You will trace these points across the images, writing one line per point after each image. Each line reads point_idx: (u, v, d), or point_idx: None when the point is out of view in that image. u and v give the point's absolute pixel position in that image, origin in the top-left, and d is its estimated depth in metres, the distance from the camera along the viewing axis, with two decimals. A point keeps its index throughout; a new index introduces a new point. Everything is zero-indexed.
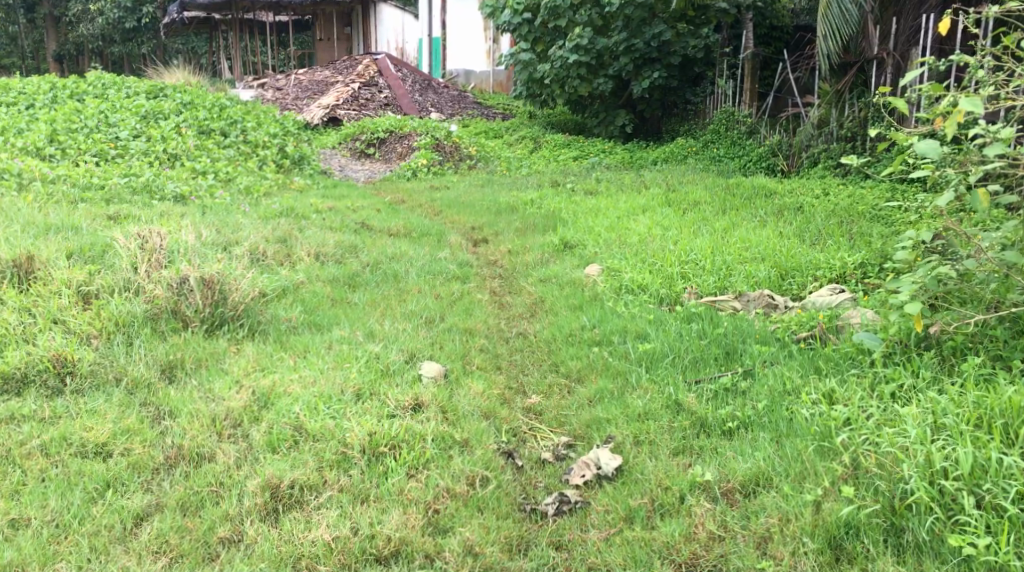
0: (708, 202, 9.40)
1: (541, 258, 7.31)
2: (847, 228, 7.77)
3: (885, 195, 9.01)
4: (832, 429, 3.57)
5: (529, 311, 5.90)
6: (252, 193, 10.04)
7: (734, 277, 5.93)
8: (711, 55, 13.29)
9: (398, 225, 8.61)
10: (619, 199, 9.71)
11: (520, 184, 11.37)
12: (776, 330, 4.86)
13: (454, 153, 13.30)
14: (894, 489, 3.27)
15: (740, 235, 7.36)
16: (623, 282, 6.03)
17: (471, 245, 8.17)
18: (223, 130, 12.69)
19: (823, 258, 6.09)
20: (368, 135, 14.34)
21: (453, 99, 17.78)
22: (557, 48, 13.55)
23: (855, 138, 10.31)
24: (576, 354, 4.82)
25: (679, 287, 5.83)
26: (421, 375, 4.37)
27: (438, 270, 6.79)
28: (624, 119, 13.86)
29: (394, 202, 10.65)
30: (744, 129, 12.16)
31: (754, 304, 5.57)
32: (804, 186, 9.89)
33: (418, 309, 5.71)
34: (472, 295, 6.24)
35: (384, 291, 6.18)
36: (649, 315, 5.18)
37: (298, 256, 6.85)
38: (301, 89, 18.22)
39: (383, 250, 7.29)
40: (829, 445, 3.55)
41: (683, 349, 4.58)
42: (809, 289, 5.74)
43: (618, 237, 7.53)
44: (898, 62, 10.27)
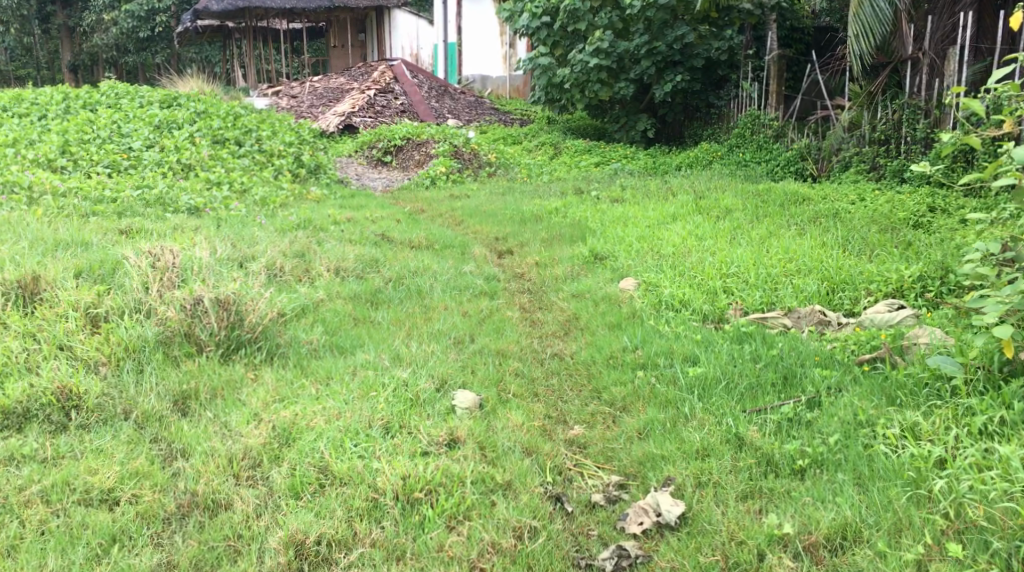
0: (740, 209, 9.04)
1: (571, 270, 6.97)
2: (892, 237, 7.41)
3: (925, 200, 8.62)
4: (927, 474, 3.27)
5: (563, 329, 5.56)
6: (268, 204, 9.73)
7: (781, 292, 5.62)
8: (735, 57, 12.91)
9: (419, 236, 8.29)
10: (647, 207, 9.36)
11: (542, 192, 11.03)
12: (836, 350, 4.56)
13: (473, 160, 12.98)
14: (1013, 548, 2.97)
15: (780, 245, 6.99)
16: (663, 297, 5.69)
17: (496, 257, 7.83)
18: (238, 140, 12.40)
19: (876, 271, 5.77)
20: (386, 142, 14.05)
21: (469, 105, 17.48)
22: (576, 52, 13.21)
23: (889, 141, 9.89)
24: (619, 379, 4.47)
25: (723, 304, 5.50)
26: (455, 405, 4.03)
27: (464, 286, 6.45)
28: (645, 123, 13.51)
29: (413, 212, 10.33)
30: (770, 133, 11.70)
31: (805, 321, 5.25)
32: (837, 191, 9.51)
33: (445, 328, 5.38)
34: (501, 311, 5.90)
35: (409, 309, 5.85)
36: (695, 335, 4.84)
37: (317, 271, 6.52)
38: (316, 97, 17.95)
39: (406, 264, 6.96)
40: (926, 493, 3.24)
41: (737, 375, 4.24)
42: (863, 304, 5.43)
43: (651, 248, 7.17)
44: (934, 64, 9.75)
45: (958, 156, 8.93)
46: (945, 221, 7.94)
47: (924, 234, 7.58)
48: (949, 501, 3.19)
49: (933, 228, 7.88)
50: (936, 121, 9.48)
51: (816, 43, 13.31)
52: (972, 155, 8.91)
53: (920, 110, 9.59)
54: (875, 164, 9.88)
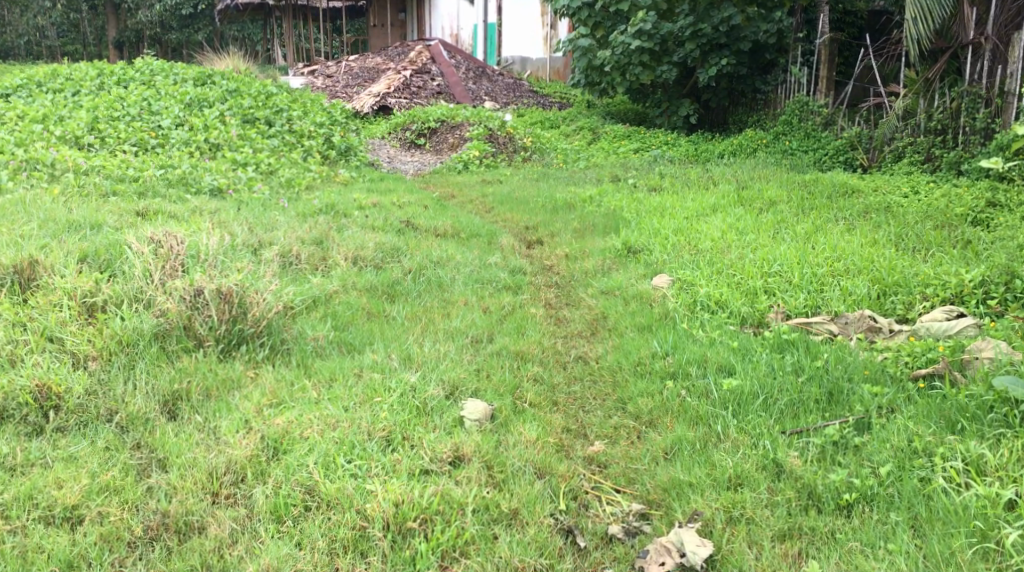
0: (784, 201, 8.58)
1: (602, 264, 6.60)
2: (948, 236, 6.94)
3: (984, 195, 8.10)
4: (995, 522, 2.90)
5: (590, 329, 5.21)
6: (294, 187, 9.43)
7: (827, 295, 5.23)
8: (784, 41, 12.33)
9: (446, 224, 7.96)
10: (686, 196, 8.93)
11: (578, 178, 10.64)
12: (887, 363, 4.19)
13: (508, 145, 12.60)
14: None
15: (827, 242, 6.57)
16: (698, 297, 5.32)
17: (525, 248, 7.47)
18: (269, 119, 12.12)
19: (933, 276, 5.34)
20: (419, 124, 13.71)
21: (508, 87, 17.07)
22: (617, 33, 12.72)
23: (946, 131, 9.43)
24: (647, 389, 4.11)
25: (764, 306, 5.11)
26: (464, 417, 3.68)
27: (487, 279, 6.10)
28: (687, 109, 13.02)
29: (442, 198, 9.99)
30: (819, 120, 11.22)
31: (855, 329, 4.86)
32: (888, 183, 9.04)
33: (462, 327, 5.04)
34: (525, 308, 5.55)
35: (426, 304, 5.52)
36: (731, 342, 4.46)
37: (334, 260, 6.19)
38: (352, 77, 17.65)
39: (428, 254, 6.62)
40: (993, 544, 2.87)
41: (777, 390, 3.86)
42: (917, 311, 5.04)
43: (689, 243, 6.78)
44: (998, 50, 9.06)
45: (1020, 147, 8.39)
46: (1005, 219, 7.43)
47: (984, 233, 7.09)
48: (1021, 556, 2.82)
49: (992, 227, 7.38)
50: (998, 111, 8.95)
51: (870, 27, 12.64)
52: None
53: (980, 99, 9.06)
54: (930, 154, 9.42)
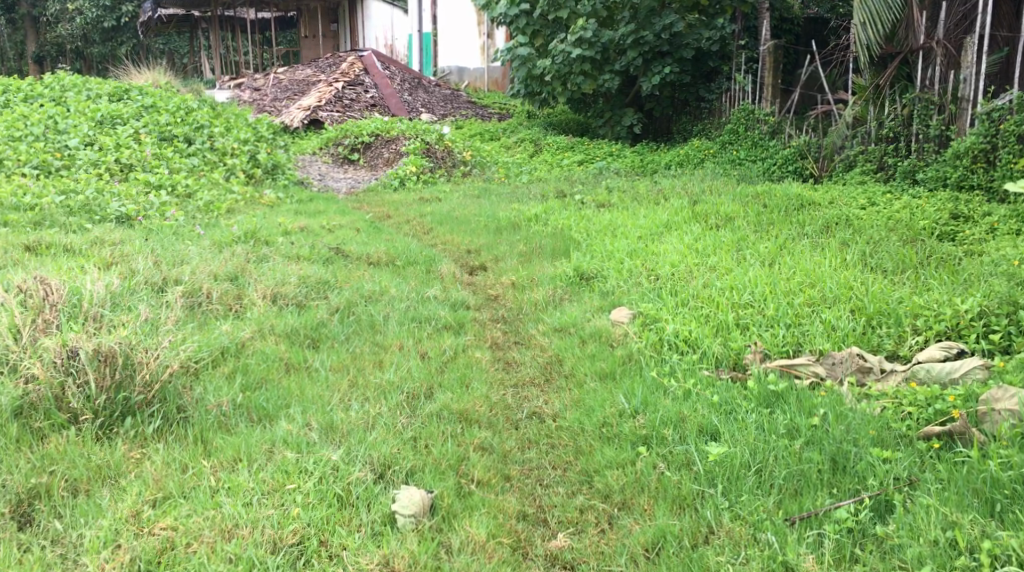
0: (741, 215, 8.02)
1: (553, 294, 5.97)
2: (918, 253, 6.40)
3: (946, 206, 7.60)
4: None
5: (543, 376, 4.59)
6: (213, 211, 8.62)
7: (809, 330, 4.65)
8: (727, 47, 11.85)
9: (379, 250, 7.24)
10: (637, 213, 8.34)
11: (521, 194, 9.98)
12: (892, 418, 3.63)
13: (447, 159, 11.91)
14: None
15: (797, 265, 6.01)
16: (665, 336, 4.69)
17: (467, 276, 6.79)
18: (188, 136, 11.25)
19: (925, 306, 4.76)
20: (352, 139, 12.95)
21: (444, 98, 16.40)
22: (558, 41, 12.13)
23: (898, 139, 8.94)
24: (617, 460, 3.46)
25: (740, 345, 4.50)
26: (397, 511, 3.12)
27: (426, 316, 5.41)
28: (632, 118, 12.45)
29: (376, 219, 9.26)
30: (766, 128, 10.69)
31: (845, 372, 4.28)
32: (843, 193, 8.52)
33: (396, 380, 4.34)
34: (469, 352, 4.87)
35: (355, 350, 4.83)
36: (709, 396, 3.82)
37: (249, 300, 5.43)
38: (280, 89, 16.81)
39: (358, 289, 5.89)
40: None
41: (772, 459, 3.27)
42: (910, 346, 4.48)
43: (647, 268, 6.16)
44: (950, 55, 8.64)
45: (978, 154, 7.93)
46: (971, 232, 6.95)
47: (958, 249, 6.57)
48: None
49: (959, 241, 6.88)
50: (952, 117, 8.50)
51: (806, 35, 12.14)
52: (994, 152, 7.87)
53: (933, 104, 8.61)
54: (882, 163, 8.92)
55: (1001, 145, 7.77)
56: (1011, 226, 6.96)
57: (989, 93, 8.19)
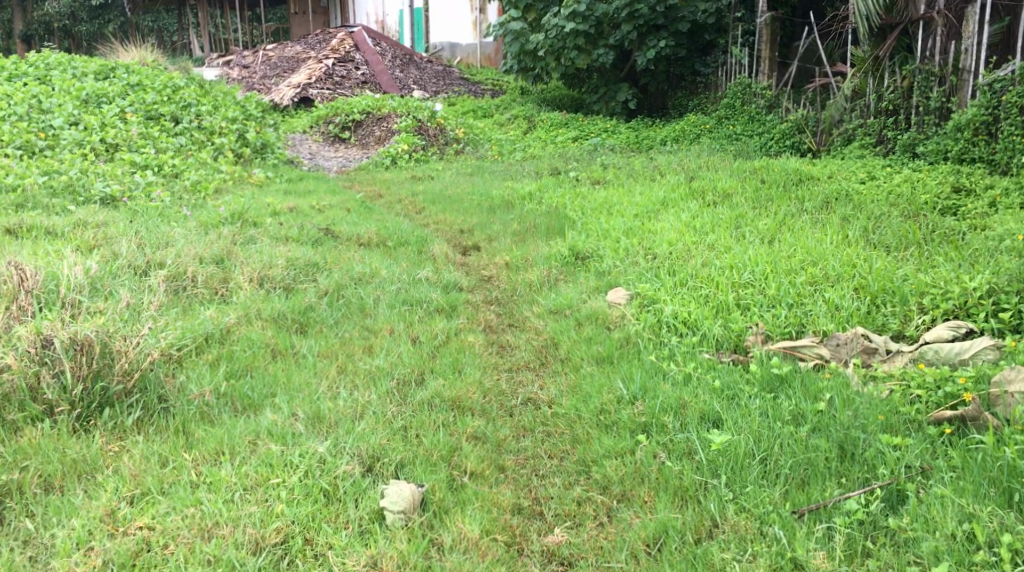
0: (739, 191, 7.87)
1: (548, 275, 5.82)
2: (921, 229, 6.26)
3: (947, 179, 7.45)
4: None
5: (538, 360, 4.45)
6: (200, 192, 8.44)
7: (812, 311, 4.51)
8: (723, 20, 11.66)
9: (370, 230, 7.08)
10: (633, 190, 8.18)
11: (514, 172, 9.82)
12: (901, 402, 3.51)
13: (439, 136, 11.72)
14: None
15: (798, 243, 5.87)
16: (664, 317, 4.56)
17: (460, 256, 6.64)
18: (175, 115, 11.03)
19: (931, 284, 4.61)
20: (343, 116, 12.73)
21: (437, 74, 16.18)
22: (551, 16, 11.91)
23: (898, 111, 8.77)
24: (616, 449, 3.33)
25: (741, 327, 4.36)
26: (386, 508, 2.99)
27: (417, 299, 5.26)
28: (626, 93, 12.24)
29: (367, 198, 9.09)
30: (763, 103, 10.54)
31: (850, 354, 4.14)
32: (842, 168, 8.37)
33: (386, 367, 4.19)
34: (462, 336, 4.72)
35: (344, 336, 4.68)
36: (710, 381, 3.68)
37: (235, 284, 5.28)
38: (270, 67, 16.58)
39: (348, 271, 5.74)
40: None
41: (778, 447, 3.14)
42: (915, 325, 4.35)
43: (644, 247, 6.02)
44: (951, 25, 8.43)
45: (979, 126, 7.77)
46: (973, 206, 6.81)
47: (961, 223, 6.43)
48: None
49: (962, 215, 6.74)
50: (953, 89, 8.32)
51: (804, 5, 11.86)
52: (996, 125, 7.72)
53: (933, 76, 8.45)
54: (881, 137, 8.77)
55: (1003, 117, 7.61)
56: (1014, 199, 6.82)
57: (991, 63, 8.00)
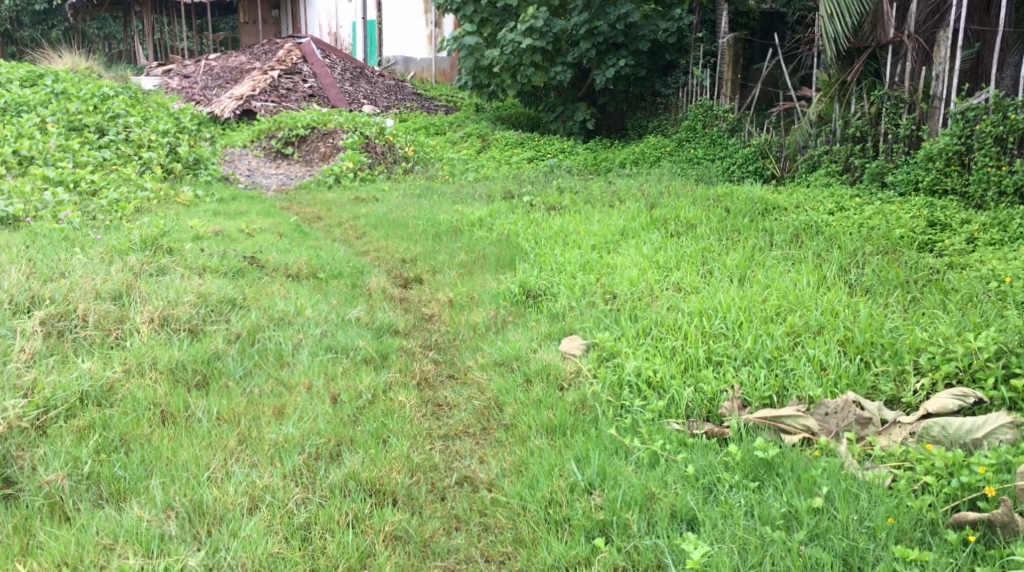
0: (703, 221, 7.30)
1: (496, 316, 5.19)
2: (898, 267, 5.74)
3: (921, 212, 6.94)
4: None
5: (478, 424, 3.83)
6: (117, 211, 7.68)
7: (796, 370, 3.93)
8: (683, 40, 11.19)
9: (301, 260, 6.38)
10: (589, 217, 7.59)
11: (465, 194, 9.19)
12: (908, 490, 2.97)
13: (387, 154, 11.04)
14: None
15: (772, 284, 5.31)
16: (625, 376, 3.94)
17: (399, 289, 5.99)
18: (100, 126, 10.22)
19: (931, 340, 4.04)
20: (286, 131, 11.98)
21: (388, 89, 15.53)
22: (506, 30, 11.24)
23: (865, 138, 8.23)
24: (567, 557, 2.85)
25: (713, 389, 3.78)
26: None
27: (344, 345, 4.58)
28: (584, 113, 11.67)
29: (305, 221, 8.40)
30: (725, 126, 10.05)
31: (839, 426, 3.55)
32: (808, 197, 7.82)
33: (296, 435, 3.51)
34: (391, 394, 4.04)
35: (254, 393, 4.03)
36: (682, 465, 3.13)
37: (129, 326, 4.58)
38: (212, 78, 15.80)
39: (268, 310, 5.04)
40: None
41: (766, 562, 2.72)
42: (914, 388, 3.79)
43: (603, 285, 5.42)
44: (921, 50, 7.92)
45: (952, 156, 7.28)
46: (950, 241, 6.30)
47: (942, 262, 5.89)
48: None
49: (939, 252, 6.21)
50: (923, 116, 7.86)
51: (764, 29, 11.43)
52: (969, 154, 7.25)
53: (903, 103, 7.91)
54: (848, 164, 8.24)
55: (977, 147, 7.15)
56: (993, 235, 6.33)
57: (962, 91, 7.55)
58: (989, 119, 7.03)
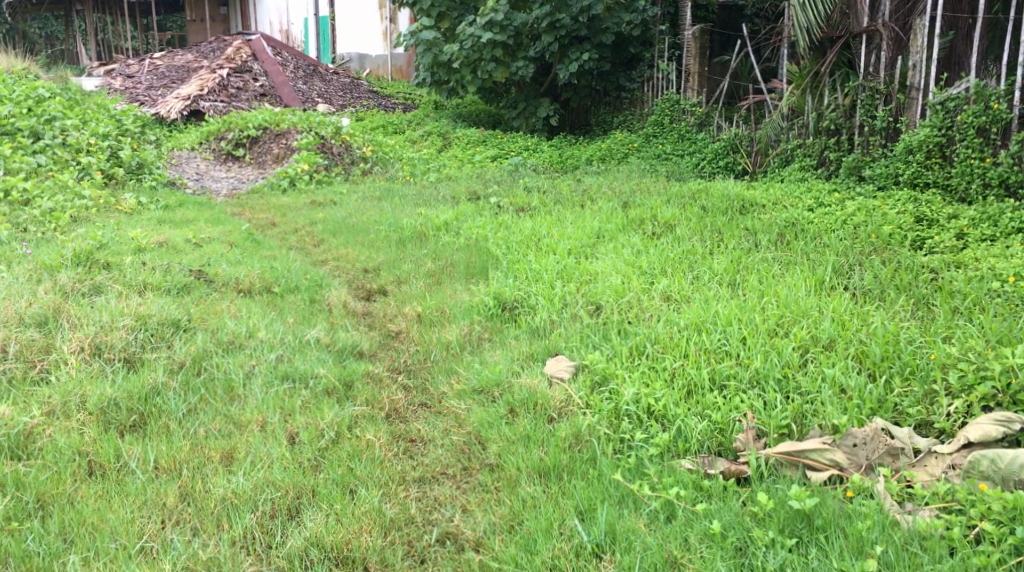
0: (681, 220, 6.80)
1: (470, 332, 4.72)
2: (892, 271, 5.23)
3: (906, 207, 6.45)
4: None
5: (457, 464, 3.36)
6: (50, 222, 7.07)
7: (816, 394, 3.49)
8: (648, 32, 10.73)
9: (252, 273, 5.83)
10: (562, 219, 7.11)
11: (428, 195, 8.69)
12: (960, 540, 2.69)
13: (344, 155, 10.52)
14: None
15: (767, 291, 4.86)
16: (623, 405, 3.49)
17: (361, 303, 5.49)
18: (35, 130, 9.54)
19: (961, 355, 3.60)
20: (236, 132, 11.37)
21: (343, 87, 14.95)
22: (465, 24, 10.77)
23: (839, 131, 7.76)
24: None
25: (725, 417, 3.36)
26: None
27: (302, 373, 4.07)
28: (548, 108, 11.20)
29: (257, 228, 7.86)
30: (693, 120, 9.68)
31: (871, 458, 3.11)
32: (785, 192, 7.33)
33: (248, 490, 3.08)
34: (357, 432, 3.54)
35: (201, 433, 3.53)
36: (707, 522, 2.85)
37: (55, 357, 4.08)
38: (157, 77, 15.12)
39: (216, 332, 4.51)
40: None
41: None
42: (951, 409, 3.36)
43: (585, 295, 4.97)
44: (896, 39, 7.47)
45: (933, 148, 6.83)
46: (940, 238, 5.83)
47: (937, 260, 5.42)
48: None
49: (930, 250, 5.73)
50: (900, 107, 7.38)
51: (725, 21, 10.91)
52: (951, 147, 6.81)
53: (878, 94, 7.45)
54: (823, 158, 7.75)
55: (959, 138, 6.71)
56: (984, 231, 5.86)
57: (940, 81, 7.08)
58: (970, 108, 6.58)
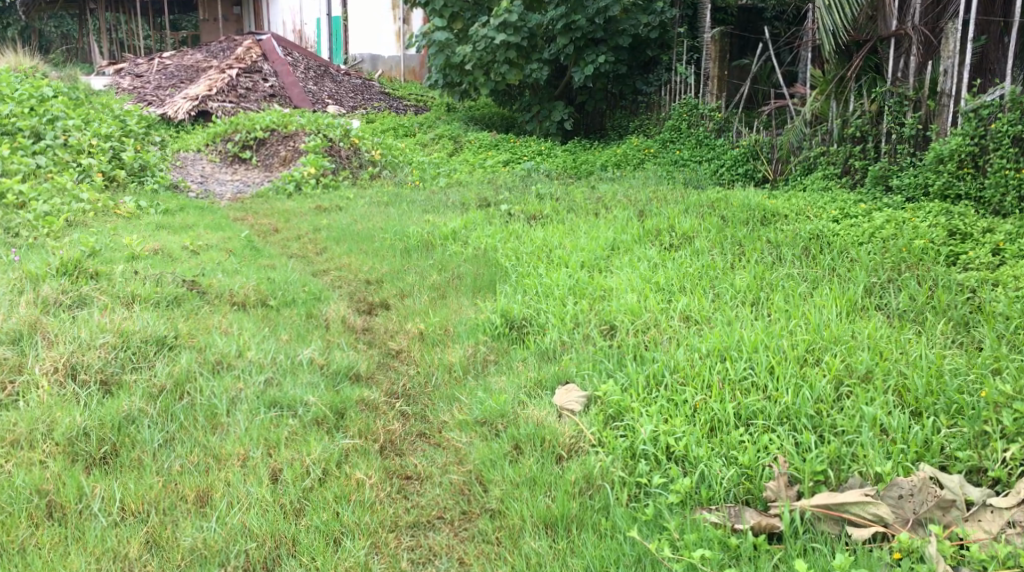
0: (699, 231, 6.43)
1: (474, 354, 4.39)
2: (927, 291, 4.85)
3: (937, 219, 6.04)
4: None
5: (455, 509, 3.08)
6: (43, 227, 6.76)
7: (854, 435, 3.14)
8: (666, 35, 10.39)
9: (248, 285, 5.51)
10: (575, 229, 6.77)
11: (437, 201, 8.36)
12: None
13: (352, 158, 10.20)
14: None
15: (793, 313, 4.50)
16: (639, 444, 3.18)
17: (360, 318, 5.16)
18: (36, 130, 9.27)
19: (1016, 393, 3.24)
20: (243, 133, 11.08)
21: (353, 89, 14.66)
22: (478, 25, 10.45)
23: (865, 138, 7.37)
24: None
25: (752, 461, 3.04)
26: None
27: (291, 399, 3.74)
28: (562, 112, 10.87)
29: (259, 234, 7.54)
30: (711, 126, 9.30)
31: (919, 512, 2.81)
32: (807, 201, 6.95)
33: (219, 539, 2.89)
34: (347, 469, 3.23)
35: (176, 467, 3.23)
36: None
37: (26, 379, 3.78)
38: (165, 77, 14.85)
39: (202, 351, 4.19)
40: None
41: None
42: (1005, 455, 3.02)
43: (598, 314, 4.63)
44: (927, 43, 7.06)
45: (964, 158, 6.42)
46: (975, 253, 5.40)
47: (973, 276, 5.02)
48: None
49: (964, 268, 5.33)
50: (930, 115, 6.97)
51: (746, 23, 10.54)
52: (984, 156, 6.40)
53: (908, 101, 7.04)
54: (848, 166, 7.35)
55: (992, 147, 6.30)
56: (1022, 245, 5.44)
57: (974, 87, 6.70)
58: (1006, 116, 6.19)
